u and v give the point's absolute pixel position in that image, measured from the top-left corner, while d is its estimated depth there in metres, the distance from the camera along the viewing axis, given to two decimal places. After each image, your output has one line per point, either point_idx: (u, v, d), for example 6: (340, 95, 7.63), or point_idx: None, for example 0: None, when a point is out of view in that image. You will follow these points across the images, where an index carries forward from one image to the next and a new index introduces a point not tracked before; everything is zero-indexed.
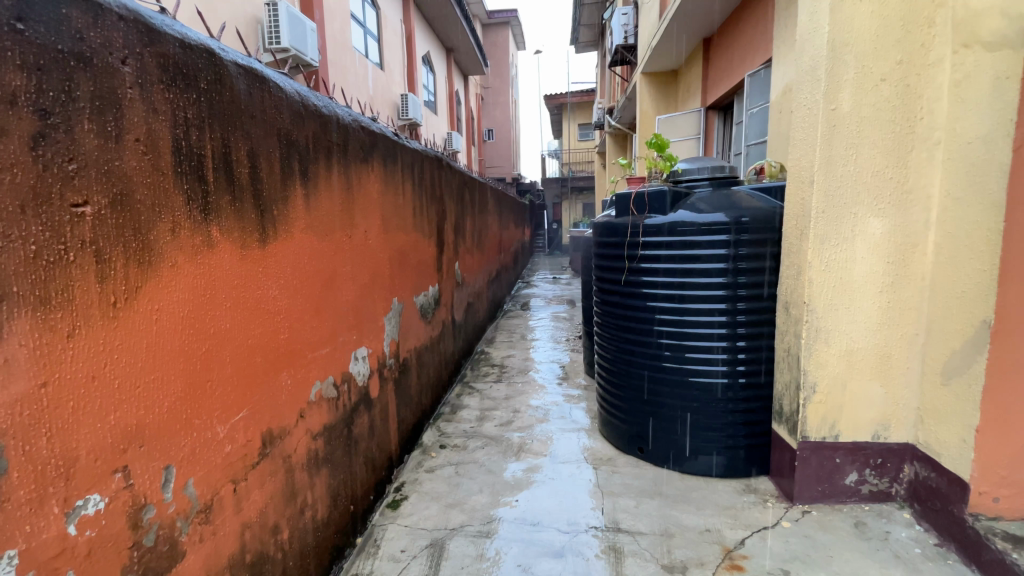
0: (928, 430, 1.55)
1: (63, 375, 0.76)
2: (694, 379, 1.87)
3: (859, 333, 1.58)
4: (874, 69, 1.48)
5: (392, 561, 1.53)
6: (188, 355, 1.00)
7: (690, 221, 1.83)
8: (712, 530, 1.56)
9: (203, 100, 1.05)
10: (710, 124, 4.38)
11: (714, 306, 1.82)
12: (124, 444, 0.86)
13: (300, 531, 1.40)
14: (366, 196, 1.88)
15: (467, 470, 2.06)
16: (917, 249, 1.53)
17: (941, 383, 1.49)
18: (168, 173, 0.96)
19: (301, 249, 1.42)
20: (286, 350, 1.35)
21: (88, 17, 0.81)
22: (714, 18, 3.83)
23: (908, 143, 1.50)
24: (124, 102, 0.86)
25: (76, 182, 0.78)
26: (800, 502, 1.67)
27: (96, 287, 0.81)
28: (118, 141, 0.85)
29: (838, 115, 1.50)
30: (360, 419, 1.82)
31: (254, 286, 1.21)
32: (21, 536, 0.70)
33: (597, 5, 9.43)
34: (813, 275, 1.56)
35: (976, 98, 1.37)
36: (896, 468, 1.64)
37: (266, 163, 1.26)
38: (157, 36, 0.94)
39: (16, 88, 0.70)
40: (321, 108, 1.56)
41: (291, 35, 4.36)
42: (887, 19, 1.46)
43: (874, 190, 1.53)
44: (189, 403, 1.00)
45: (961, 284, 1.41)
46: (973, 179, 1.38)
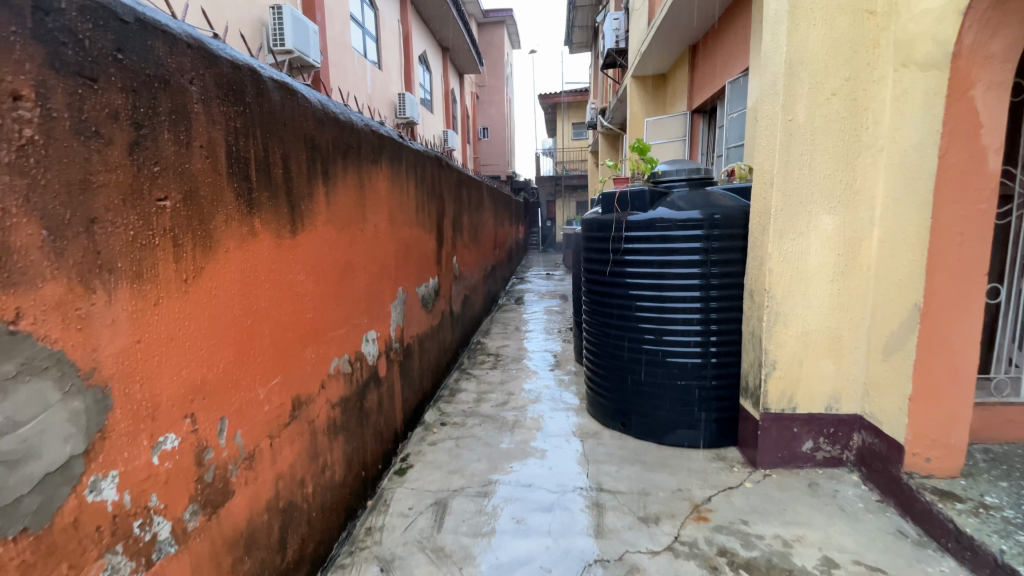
0: (872, 401, 1.77)
1: (153, 335, 0.95)
2: (672, 359, 2.08)
3: (813, 317, 1.80)
4: (827, 85, 1.70)
5: (401, 517, 1.74)
6: (237, 326, 1.19)
7: (668, 218, 2.04)
8: (684, 489, 1.78)
9: (248, 112, 1.24)
10: (696, 127, 4.59)
11: (690, 294, 2.03)
12: (192, 395, 1.05)
13: (323, 487, 1.60)
14: (376, 192, 2.07)
15: (466, 444, 2.26)
16: (864, 243, 1.75)
17: (882, 359, 1.71)
18: (224, 174, 1.15)
19: (322, 240, 1.61)
20: (310, 327, 1.54)
21: (166, 46, 0.99)
22: (698, 27, 4.05)
23: (855, 149, 1.72)
24: (192, 115, 1.05)
25: (158, 181, 0.96)
26: (762, 467, 1.89)
27: (174, 266, 1.00)
28: (188, 147, 1.04)
29: (795, 125, 1.72)
30: (370, 395, 2.01)
31: (287, 271, 1.40)
32: (121, 460, 0.89)
33: (591, 7, 9.61)
34: (773, 265, 1.78)
35: (910, 112, 1.58)
36: (847, 436, 1.85)
37: (296, 164, 1.45)
38: (214, 60, 1.13)
39: (117, 105, 0.88)
40: (339, 114, 1.75)
41: (294, 37, 4.52)
42: (836, 42, 1.67)
43: (826, 191, 1.74)
44: (238, 365, 1.20)
45: (898, 273, 1.63)
46: (908, 183, 1.59)
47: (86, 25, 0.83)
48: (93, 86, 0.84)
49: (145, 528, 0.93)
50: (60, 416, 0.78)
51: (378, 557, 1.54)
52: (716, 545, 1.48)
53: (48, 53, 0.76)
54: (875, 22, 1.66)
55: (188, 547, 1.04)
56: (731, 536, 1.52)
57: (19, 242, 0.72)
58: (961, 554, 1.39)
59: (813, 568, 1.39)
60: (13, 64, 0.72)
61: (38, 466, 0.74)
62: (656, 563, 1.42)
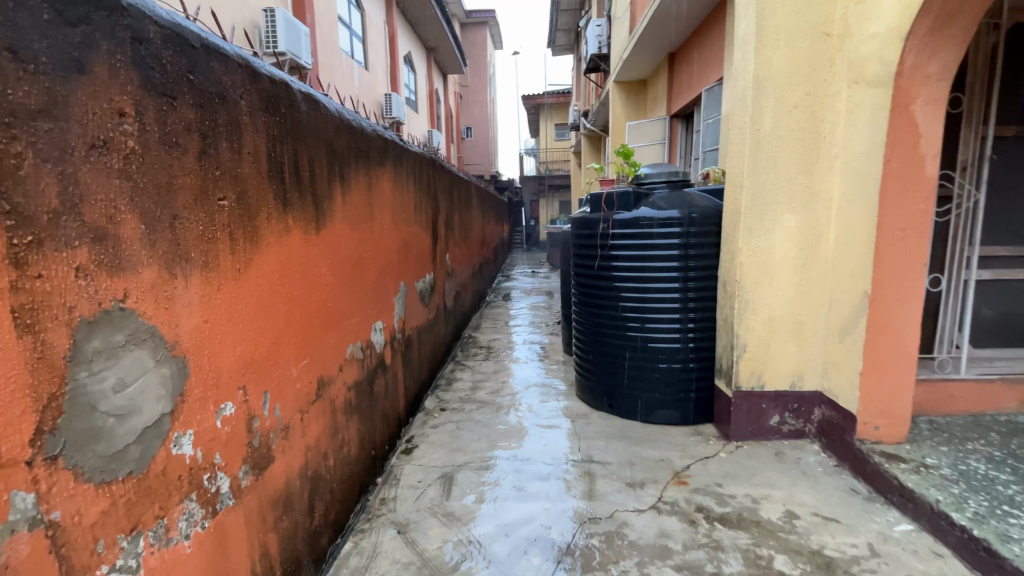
0: (830, 378, 2.00)
1: (217, 316, 1.11)
2: (654, 345, 2.29)
3: (778, 304, 2.02)
4: (790, 98, 1.91)
5: (412, 488, 1.91)
6: (276, 311, 1.35)
7: (650, 217, 2.24)
8: (666, 459, 1.99)
9: (283, 122, 1.40)
10: (675, 131, 4.83)
11: (670, 285, 2.24)
12: (244, 370, 1.21)
13: (342, 460, 1.76)
14: (382, 192, 2.24)
15: (466, 427, 2.44)
16: (823, 238, 1.97)
17: (839, 340, 1.93)
18: (265, 177, 1.30)
19: (340, 237, 1.77)
20: (331, 315, 1.70)
21: (223, 67, 1.14)
22: (676, 36, 4.28)
23: (815, 155, 1.94)
24: (242, 126, 1.21)
25: (219, 183, 1.11)
26: (734, 440, 2.11)
27: (230, 257, 1.15)
28: (239, 154, 1.19)
29: (762, 134, 1.93)
30: (379, 380, 2.18)
31: (313, 264, 1.56)
32: (194, 421, 1.04)
33: (573, 12, 9.84)
34: (744, 259, 1.99)
35: (861, 123, 1.81)
36: (809, 411, 2.09)
37: (320, 167, 1.61)
38: (256, 77, 1.28)
39: (189, 119, 1.03)
40: (353, 121, 1.91)
41: (287, 40, 4.64)
42: (798, 61, 1.89)
43: (789, 193, 1.96)
44: (276, 346, 1.35)
45: (851, 264, 1.86)
46: (858, 185, 1.83)
47: (167, 51, 0.98)
48: (173, 104, 0.99)
49: (211, 481, 1.09)
50: (152, 379, 0.92)
51: (395, 522, 1.71)
52: (694, 503, 1.69)
53: (143, 77, 0.91)
54: (832, 42, 1.88)
55: (241, 501, 1.20)
56: (707, 496, 1.73)
57: (126, 234, 0.87)
58: (903, 506, 1.62)
59: (777, 519, 1.60)
60: (120, 87, 0.87)
61: (139, 420, 0.90)
62: (643, 519, 1.62)
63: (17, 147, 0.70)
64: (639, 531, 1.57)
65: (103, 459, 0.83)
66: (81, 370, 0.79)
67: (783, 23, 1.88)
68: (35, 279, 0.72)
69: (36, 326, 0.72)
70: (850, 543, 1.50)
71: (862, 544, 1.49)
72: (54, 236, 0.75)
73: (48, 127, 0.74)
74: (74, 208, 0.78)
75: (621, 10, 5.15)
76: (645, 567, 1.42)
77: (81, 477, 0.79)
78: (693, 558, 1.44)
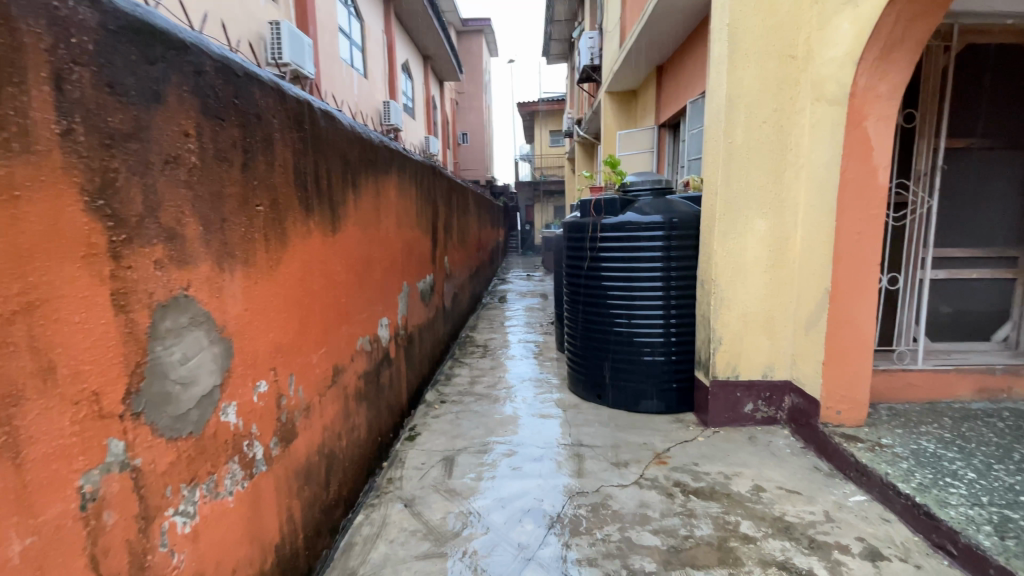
0: (798, 368, 2.20)
1: (255, 306, 1.29)
2: (639, 339, 2.48)
3: (750, 301, 2.22)
4: (759, 114, 2.11)
5: (416, 469, 2.09)
6: (300, 304, 1.53)
7: (636, 222, 2.43)
8: (649, 443, 2.18)
9: (306, 136, 1.58)
10: (662, 139, 5.05)
11: (654, 284, 2.44)
12: (275, 353, 1.39)
13: (354, 442, 1.93)
14: (388, 198, 2.42)
15: (465, 416, 2.63)
16: (790, 241, 2.17)
17: (805, 334, 2.13)
18: (292, 185, 1.48)
19: (352, 238, 1.95)
20: (344, 309, 1.88)
21: (260, 91, 1.33)
22: (663, 51, 4.51)
23: (783, 166, 2.14)
24: (274, 141, 1.39)
25: (257, 192, 1.30)
26: (712, 426, 2.30)
27: (265, 254, 1.33)
28: (272, 166, 1.38)
29: (735, 146, 2.13)
30: (385, 371, 2.35)
31: (330, 262, 1.75)
32: (238, 395, 1.22)
33: (567, 23, 10.10)
34: (718, 259, 2.19)
35: (822, 137, 2.01)
36: (780, 399, 2.28)
37: (336, 176, 1.79)
38: (284, 98, 1.46)
39: (235, 137, 1.22)
40: (363, 134, 2.10)
41: (291, 50, 4.87)
42: (766, 81, 2.10)
43: (759, 200, 2.16)
44: (300, 334, 1.53)
45: (815, 264, 2.06)
46: (820, 193, 2.03)
47: (219, 81, 1.16)
48: (223, 124, 1.17)
49: (249, 448, 1.27)
50: (207, 356, 1.10)
51: (402, 497, 1.89)
52: (672, 479, 1.88)
53: (201, 103, 1.10)
54: (796, 64, 2.09)
55: (272, 468, 1.37)
56: (684, 473, 1.92)
57: (189, 234, 1.05)
58: (859, 480, 1.81)
59: (745, 491, 1.80)
60: (184, 112, 1.05)
61: (197, 389, 1.07)
62: (626, 492, 1.81)
63: (115, 163, 0.88)
64: (622, 502, 1.75)
65: (172, 419, 1.00)
66: (158, 344, 0.96)
67: (753, 46, 2.08)
68: (127, 269, 0.90)
69: (129, 306, 0.90)
70: (808, 511, 1.68)
71: (819, 511, 1.68)
72: (140, 235, 0.93)
73: (136, 147, 0.92)
74: (153, 212, 0.96)
75: (612, 24, 5.39)
76: (627, 532, 1.60)
77: (155, 432, 0.96)
78: (669, 524, 1.62)
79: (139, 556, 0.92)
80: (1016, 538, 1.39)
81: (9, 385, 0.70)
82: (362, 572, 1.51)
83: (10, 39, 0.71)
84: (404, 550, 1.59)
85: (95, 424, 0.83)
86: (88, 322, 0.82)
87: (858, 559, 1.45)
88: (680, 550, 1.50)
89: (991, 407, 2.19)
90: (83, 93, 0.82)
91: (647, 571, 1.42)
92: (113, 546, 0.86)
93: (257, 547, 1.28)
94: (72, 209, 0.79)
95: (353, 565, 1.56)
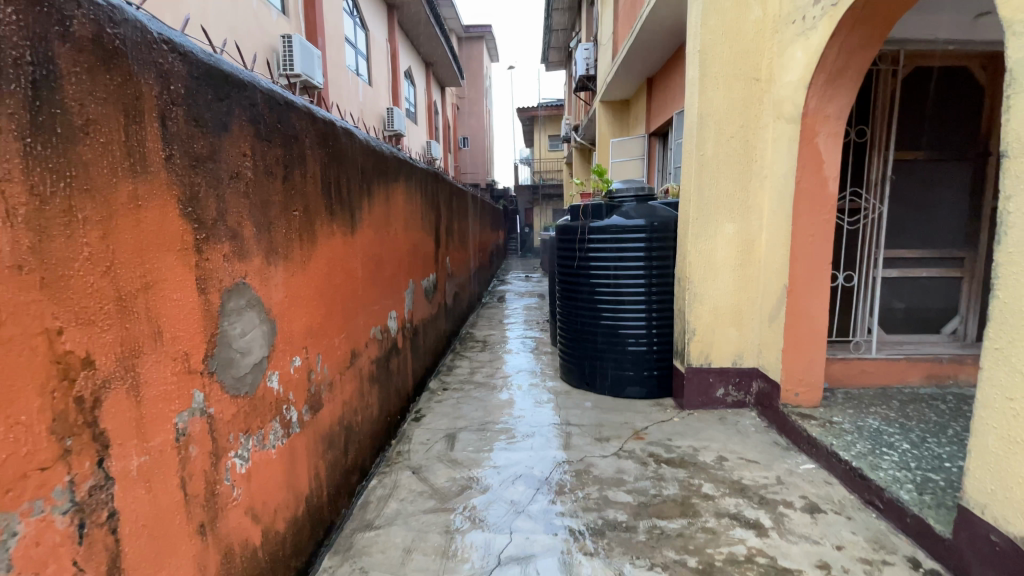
0: (764, 356, 2.46)
1: (293, 294, 1.55)
2: (623, 331, 2.75)
3: (722, 296, 2.49)
4: (727, 130, 2.39)
5: (422, 444, 2.37)
6: (326, 294, 1.80)
7: (620, 225, 2.69)
8: (629, 422, 2.45)
9: (332, 152, 1.86)
10: (653, 147, 5.33)
11: (636, 281, 2.71)
12: (307, 335, 1.65)
13: (369, 418, 2.20)
14: (397, 203, 2.69)
15: (465, 402, 2.89)
16: (756, 242, 2.45)
17: (769, 325, 2.40)
18: (320, 193, 1.75)
19: (367, 239, 2.22)
20: (360, 301, 2.15)
21: (296, 115, 1.60)
22: (654, 64, 4.78)
23: (749, 176, 2.42)
24: (307, 158, 1.65)
25: (294, 200, 1.56)
26: (687, 408, 2.56)
27: (301, 252, 1.60)
28: (306, 178, 1.64)
29: (706, 157, 2.40)
30: (394, 359, 2.62)
31: (350, 259, 2.02)
32: (280, 367, 1.49)
33: (565, 31, 10.39)
34: (692, 259, 2.46)
35: (780, 150, 2.28)
36: (749, 384, 2.55)
37: (354, 185, 2.06)
38: (315, 120, 1.73)
39: (279, 156, 1.48)
40: (377, 147, 2.37)
41: (302, 63, 5.16)
42: (733, 101, 2.37)
43: (728, 206, 2.43)
44: (326, 320, 1.80)
45: (775, 263, 2.33)
46: (779, 200, 2.30)
47: (267, 110, 1.43)
48: (270, 145, 1.44)
49: (288, 411, 1.53)
50: (257, 332, 1.37)
51: (410, 466, 2.16)
52: (647, 451, 2.15)
53: (255, 128, 1.36)
54: (760, 86, 2.36)
55: (304, 430, 1.64)
56: (658, 446, 2.19)
57: (246, 235, 1.32)
58: (810, 451, 2.07)
59: (710, 460, 2.06)
60: (244, 137, 1.31)
61: (251, 358, 1.34)
62: (606, 462, 2.07)
63: (198, 179, 1.14)
64: (602, 469, 2.02)
65: (235, 379, 1.27)
66: (225, 320, 1.23)
67: (721, 71, 2.36)
68: (206, 261, 1.16)
69: (207, 289, 1.16)
70: (762, 475, 1.95)
71: (772, 475, 1.94)
72: (213, 234, 1.19)
73: (211, 167, 1.19)
74: (222, 217, 1.23)
75: (606, 37, 5.67)
76: (604, 491, 1.86)
77: (223, 389, 1.22)
78: (642, 485, 1.89)
79: (212, 485, 1.17)
80: (932, 493, 1.64)
81: (135, 342, 0.95)
82: (378, 523, 1.78)
83: (134, 90, 0.96)
84: (413, 506, 1.86)
85: (185, 376, 1.09)
86: (182, 299, 1.08)
87: (799, 511, 1.72)
88: (649, 505, 1.77)
89: (936, 391, 2.46)
90: (178, 126, 1.08)
91: (619, 520, 1.69)
92: (195, 472, 1.11)
93: (292, 495, 1.54)
94: (172, 214, 1.05)
95: (369, 518, 1.82)
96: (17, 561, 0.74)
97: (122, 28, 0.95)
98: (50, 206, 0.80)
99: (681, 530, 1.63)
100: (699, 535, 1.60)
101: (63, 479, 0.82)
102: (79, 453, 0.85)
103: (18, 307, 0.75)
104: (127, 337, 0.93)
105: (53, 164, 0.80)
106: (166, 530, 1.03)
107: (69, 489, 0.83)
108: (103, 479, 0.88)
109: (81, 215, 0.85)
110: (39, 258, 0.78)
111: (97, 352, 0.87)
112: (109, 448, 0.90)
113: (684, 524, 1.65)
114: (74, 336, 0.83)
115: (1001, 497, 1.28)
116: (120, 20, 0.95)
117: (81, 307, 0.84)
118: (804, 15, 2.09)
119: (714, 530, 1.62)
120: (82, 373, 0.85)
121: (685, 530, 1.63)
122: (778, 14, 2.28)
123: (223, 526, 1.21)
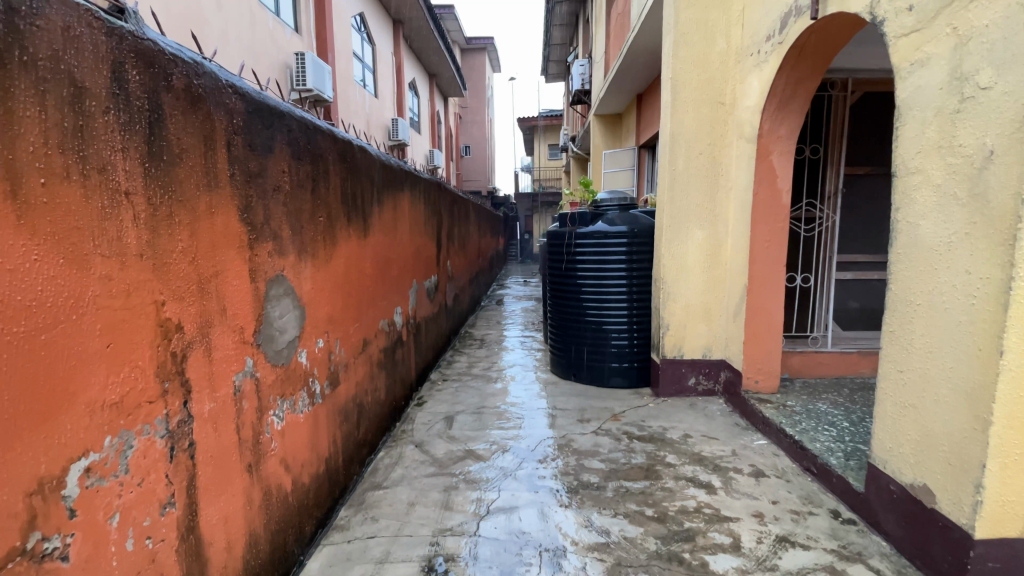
0: (730, 348, 2.76)
1: (318, 286, 1.86)
2: (606, 326, 3.05)
3: (692, 295, 2.79)
4: (696, 147, 2.70)
5: (424, 424, 2.67)
6: (344, 288, 2.11)
7: (603, 231, 3.00)
8: (609, 407, 2.75)
9: (350, 166, 2.17)
10: (642, 159, 5.67)
11: (618, 280, 3.01)
12: (329, 322, 1.96)
13: (377, 399, 2.50)
14: (403, 210, 3.00)
15: (464, 390, 3.20)
16: (722, 247, 2.76)
17: (733, 320, 2.70)
18: (340, 202, 2.06)
19: (377, 241, 2.53)
20: (371, 295, 2.46)
21: (322, 138, 1.91)
22: (642, 82, 5.12)
23: (716, 189, 2.73)
24: (330, 173, 1.96)
25: (320, 208, 1.88)
26: (662, 395, 2.86)
27: (325, 251, 1.92)
28: (329, 190, 1.95)
29: (678, 172, 2.71)
30: (400, 350, 2.92)
31: (363, 258, 2.33)
32: (308, 345, 1.80)
33: (563, 47, 10.79)
34: (666, 261, 2.76)
35: (740, 165, 2.59)
36: (717, 374, 2.84)
37: (367, 194, 2.37)
38: (337, 139, 2.05)
39: (309, 172, 1.79)
40: (386, 161, 2.69)
41: (313, 79, 5.52)
42: (701, 122, 2.68)
43: (698, 215, 2.74)
44: (343, 309, 2.11)
45: (738, 264, 2.63)
46: (740, 209, 2.60)
47: (300, 133, 1.74)
48: (302, 163, 1.75)
49: (313, 383, 1.84)
50: (292, 315, 1.68)
51: (413, 441, 2.46)
52: (622, 429, 2.45)
53: (291, 150, 1.67)
54: (725, 109, 2.67)
55: (325, 401, 1.94)
56: (633, 426, 2.49)
57: (284, 237, 1.63)
58: (764, 429, 2.35)
59: (676, 437, 2.36)
60: (283, 157, 1.62)
61: (286, 336, 1.65)
62: (585, 437, 2.37)
63: (251, 192, 1.45)
64: (581, 443, 2.31)
65: (275, 351, 1.57)
66: (269, 304, 1.54)
67: (690, 96, 2.67)
68: (256, 256, 1.47)
69: (256, 279, 1.46)
70: (719, 448, 2.24)
71: (729, 449, 2.24)
72: (261, 235, 1.50)
73: (260, 182, 1.50)
74: (268, 221, 1.53)
75: (599, 55, 6.02)
76: (581, 460, 2.15)
77: (266, 358, 1.53)
78: (614, 455, 2.19)
79: (257, 434, 1.47)
80: (857, 459, 1.92)
81: (209, 316, 1.26)
82: (386, 484, 2.08)
83: (210, 125, 1.27)
84: (416, 471, 2.15)
85: (241, 346, 1.39)
86: (239, 285, 1.38)
87: (746, 475, 2.01)
88: (618, 470, 2.06)
89: None
90: (238, 151, 1.39)
91: (591, 481, 1.98)
92: (245, 422, 1.41)
93: (316, 454, 1.84)
94: (233, 219, 1.36)
95: (378, 480, 2.13)
96: (131, 466, 1.03)
97: (202, 78, 1.26)
98: (159, 211, 1.10)
99: (643, 488, 1.92)
100: (657, 492, 1.89)
101: (162, 411, 1.11)
102: (172, 394, 1.15)
103: (139, 284, 1.05)
104: (203, 312, 1.24)
105: (160, 181, 1.11)
106: (226, 463, 1.33)
107: (166, 419, 1.12)
108: (185, 416, 1.18)
109: (177, 218, 1.15)
110: (152, 249, 1.08)
111: (184, 320, 1.18)
112: (190, 393, 1.20)
113: (646, 484, 1.95)
114: (172, 308, 1.14)
115: (895, 452, 1.55)
116: (201, 72, 1.26)
117: (175, 286, 1.15)
118: (759, 50, 2.40)
119: (671, 489, 1.91)
120: (175, 335, 1.15)
121: (647, 488, 1.92)
122: (739, 47, 2.60)
123: (264, 469, 1.51)
